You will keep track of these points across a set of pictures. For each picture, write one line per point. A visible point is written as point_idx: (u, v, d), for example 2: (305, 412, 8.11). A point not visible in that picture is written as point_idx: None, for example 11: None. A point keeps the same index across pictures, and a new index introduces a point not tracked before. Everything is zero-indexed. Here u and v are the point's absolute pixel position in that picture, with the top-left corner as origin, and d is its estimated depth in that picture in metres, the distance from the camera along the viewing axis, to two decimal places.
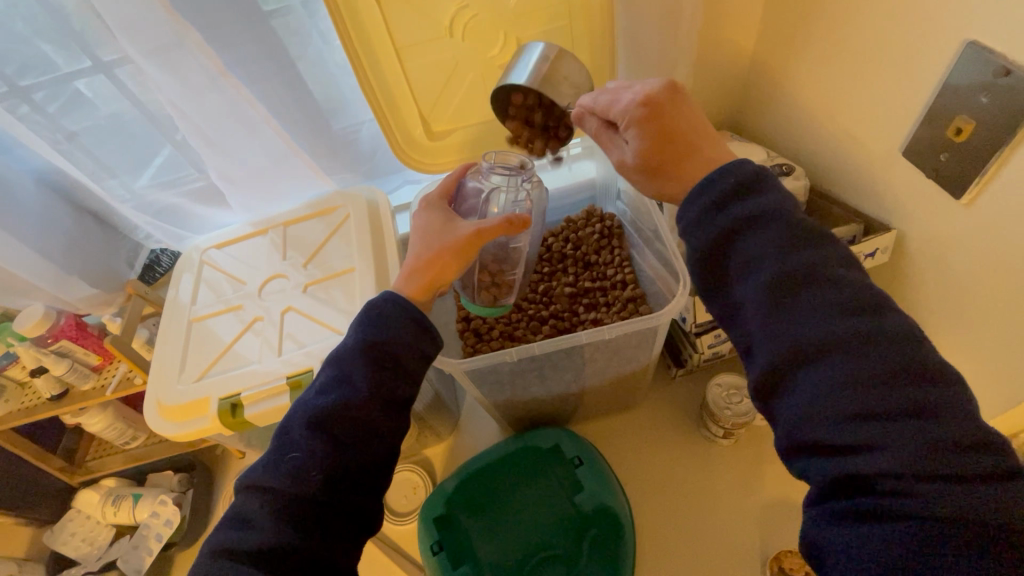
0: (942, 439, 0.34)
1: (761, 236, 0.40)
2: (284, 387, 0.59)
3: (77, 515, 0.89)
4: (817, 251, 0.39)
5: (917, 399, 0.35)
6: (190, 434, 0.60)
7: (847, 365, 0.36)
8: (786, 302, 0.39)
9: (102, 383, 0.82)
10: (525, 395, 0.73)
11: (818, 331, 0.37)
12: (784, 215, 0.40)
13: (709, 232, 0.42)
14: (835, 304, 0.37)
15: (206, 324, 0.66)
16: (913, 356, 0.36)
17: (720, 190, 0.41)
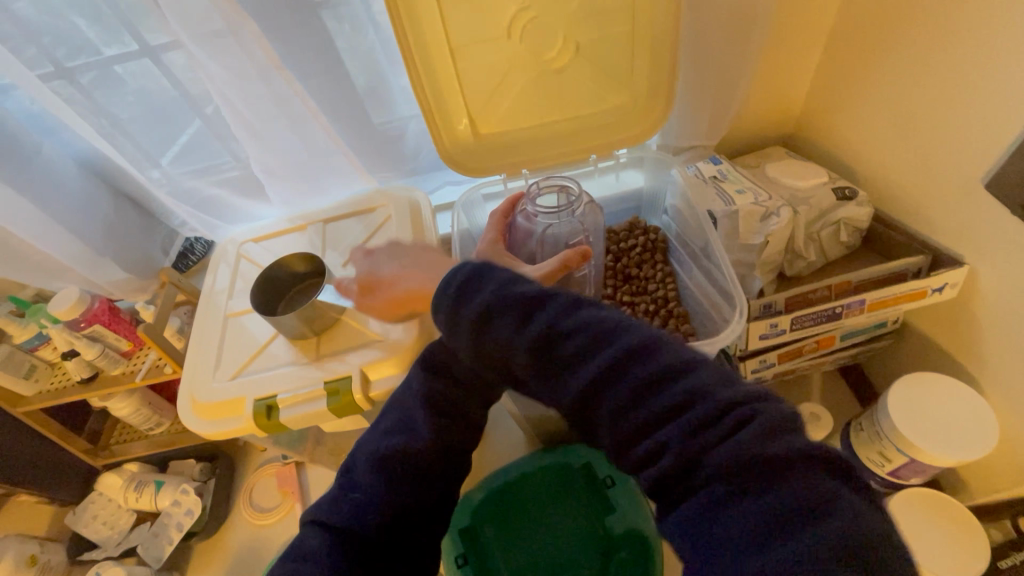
0: (714, 415, 0.34)
1: (501, 321, 0.42)
2: (322, 391, 0.57)
3: (99, 498, 0.89)
4: (554, 297, 0.41)
5: (680, 391, 0.35)
6: (225, 435, 0.58)
7: (626, 413, 0.36)
8: (551, 351, 0.40)
9: (131, 369, 0.82)
10: (560, 410, 0.71)
11: (603, 390, 0.38)
12: (511, 287, 0.42)
13: (466, 340, 0.43)
14: (591, 334, 0.39)
15: (240, 320, 0.64)
16: (667, 358, 0.37)
17: (448, 304, 0.44)
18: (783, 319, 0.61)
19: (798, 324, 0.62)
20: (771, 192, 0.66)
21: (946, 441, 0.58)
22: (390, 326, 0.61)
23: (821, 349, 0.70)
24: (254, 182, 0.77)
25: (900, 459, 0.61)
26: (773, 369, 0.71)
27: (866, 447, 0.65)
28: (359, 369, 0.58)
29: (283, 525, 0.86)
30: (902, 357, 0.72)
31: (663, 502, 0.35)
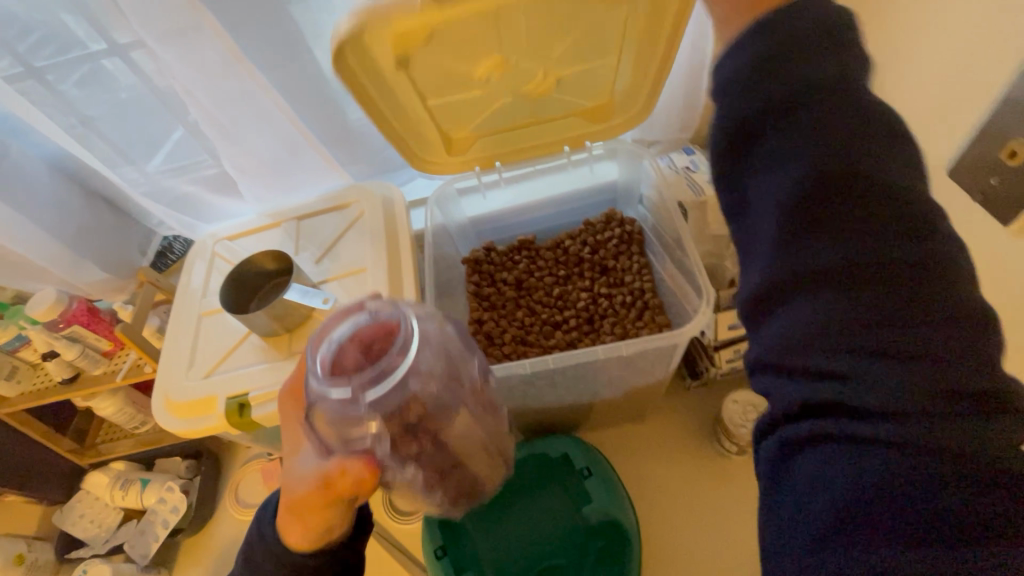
0: (958, 390, 0.31)
1: (784, 93, 0.34)
2: (293, 388, 0.57)
3: (86, 497, 0.90)
4: (866, 169, 0.33)
5: (932, 345, 0.31)
6: (198, 433, 0.58)
7: (879, 341, 0.32)
8: (805, 198, 0.33)
9: (112, 369, 0.82)
10: (536, 403, 0.72)
11: (867, 324, 0.32)
12: (833, 73, 0.33)
13: (740, 90, 0.35)
14: (863, 234, 0.32)
15: (214, 318, 0.65)
16: (938, 314, 0.31)
17: (758, 35, 0.35)
18: None
19: None
20: None
21: None
22: None
23: None
24: (229, 178, 0.77)
25: None
26: None
27: None
28: None
29: None
30: None
31: (808, 439, 0.33)
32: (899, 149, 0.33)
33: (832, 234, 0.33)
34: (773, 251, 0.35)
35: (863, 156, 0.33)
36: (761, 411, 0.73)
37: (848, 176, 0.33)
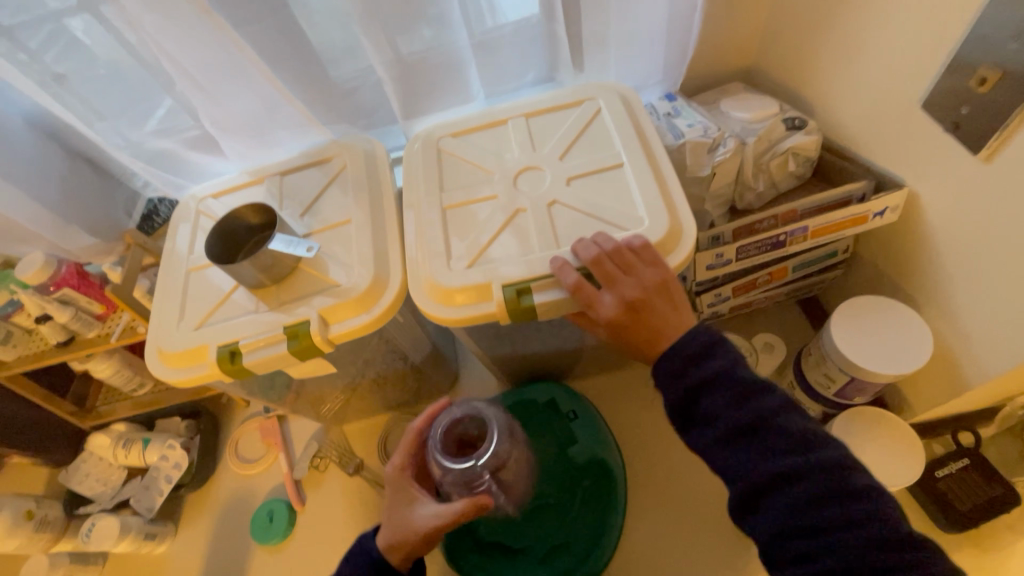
0: (871, 511, 0.43)
1: (735, 461, 0.47)
2: (282, 336, 0.59)
3: (90, 457, 0.92)
4: (795, 455, 0.45)
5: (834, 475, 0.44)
6: (193, 381, 0.60)
7: (769, 463, 0.45)
8: (760, 511, 0.46)
9: (106, 331, 0.84)
10: (525, 349, 0.75)
11: (727, 429, 0.47)
12: (735, 370, 0.48)
13: (681, 386, 0.49)
14: (811, 493, 0.44)
15: (202, 274, 0.65)
16: (842, 474, 0.44)
17: (680, 357, 0.50)
18: (728, 249, 0.62)
19: (745, 254, 0.63)
20: (721, 124, 0.66)
21: (886, 360, 0.60)
22: (349, 273, 0.61)
23: (773, 280, 0.73)
24: (211, 137, 0.76)
25: (843, 379, 0.65)
26: (727, 303, 0.74)
27: (814, 369, 0.69)
28: (316, 313, 0.59)
29: (270, 474, 0.90)
30: (853, 285, 0.75)
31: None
32: (807, 423, 0.47)
33: (772, 484, 0.45)
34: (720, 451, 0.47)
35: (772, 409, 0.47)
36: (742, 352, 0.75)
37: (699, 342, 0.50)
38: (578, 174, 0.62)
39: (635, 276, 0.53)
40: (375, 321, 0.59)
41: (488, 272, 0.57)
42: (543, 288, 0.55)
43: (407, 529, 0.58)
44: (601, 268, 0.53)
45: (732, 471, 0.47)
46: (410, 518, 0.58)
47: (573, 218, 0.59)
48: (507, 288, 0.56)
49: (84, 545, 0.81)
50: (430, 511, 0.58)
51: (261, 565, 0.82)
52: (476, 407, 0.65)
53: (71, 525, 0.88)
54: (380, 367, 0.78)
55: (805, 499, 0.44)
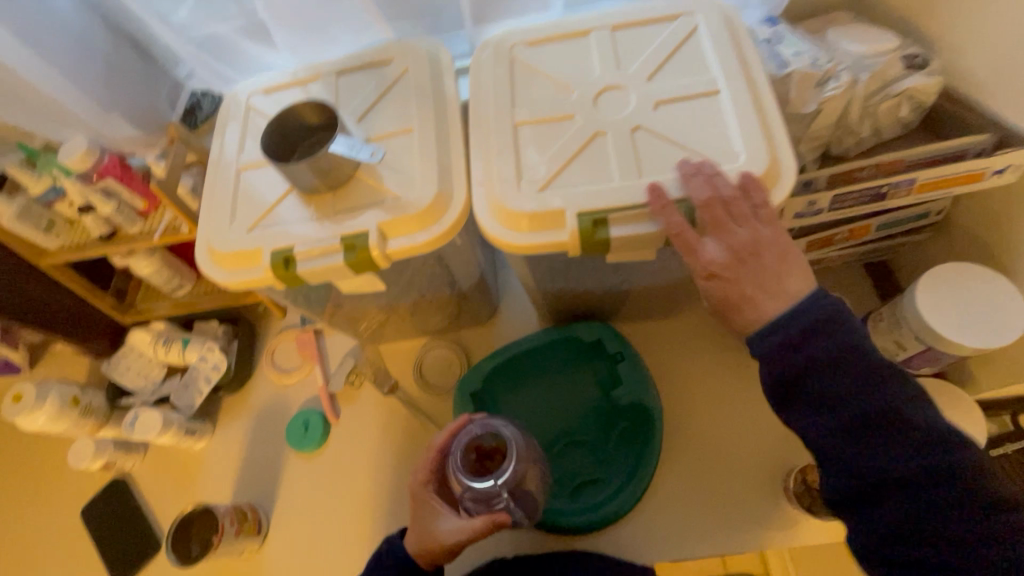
0: (996, 525, 0.43)
1: (852, 448, 0.47)
2: (337, 246, 0.56)
3: (131, 351, 0.93)
4: (922, 456, 0.45)
5: (963, 480, 0.44)
6: (245, 285, 0.58)
7: (892, 456, 0.46)
8: (865, 503, 0.47)
9: (149, 229, 0.82)
10: (578, 286, 0.72)
11: (848, 417, 0.47)
12: (862, 356, 0.47)
13: (800, 362, 0.48)
14: (938, 495, 0.44)
15: (252, 175, 0.62)
16: (971, 481, 0.44)
17: (799, 331, 0.48)
18: (822, 198, 0.58)
19: (839, 205, 0.59)
20: (830, 56, 0.59)
21: (969, 330, 0.57)
22: (409, 187, 0.57)
23: (852, 238, 0.68)
24: (261, 26, 0.70)
25: (915, 348, 0.61)
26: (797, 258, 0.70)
27: (884, 336, 0.65)
28: (375, 225, 0.56)
29: (305, 385, 0.91)
30: (938, 250, 0.70)
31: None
32: (936, 419, 0.47)
33: (887, 481, 0.46)
34: (837, 436, 0.47)
35: (899, 402, 0.46)
36: None
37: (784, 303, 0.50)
38: (667, 98, 0.56)
39: (699, 242, 0.50)
40: (432, 241, 0.56)
41: (561, 199, 0.53)
42: (622, 220, 0.51)
43: (433, 542, 0.59)
44: (691, 218, 0.50)
45: (848, 456, 0.47)
46: (435, 534, 0.59)
47: (659, 147, 0.54)
48: (581, 217, 0.52)
49: (128, 433, 0.84)
50: (453, 527, 0.58)
51: (297, 469, 0.85)
52: (494, 425, 0.61)
53: (114, 414, 0.91)
54: (426, 290, 0.76)
55: (930, 499, 0.44)
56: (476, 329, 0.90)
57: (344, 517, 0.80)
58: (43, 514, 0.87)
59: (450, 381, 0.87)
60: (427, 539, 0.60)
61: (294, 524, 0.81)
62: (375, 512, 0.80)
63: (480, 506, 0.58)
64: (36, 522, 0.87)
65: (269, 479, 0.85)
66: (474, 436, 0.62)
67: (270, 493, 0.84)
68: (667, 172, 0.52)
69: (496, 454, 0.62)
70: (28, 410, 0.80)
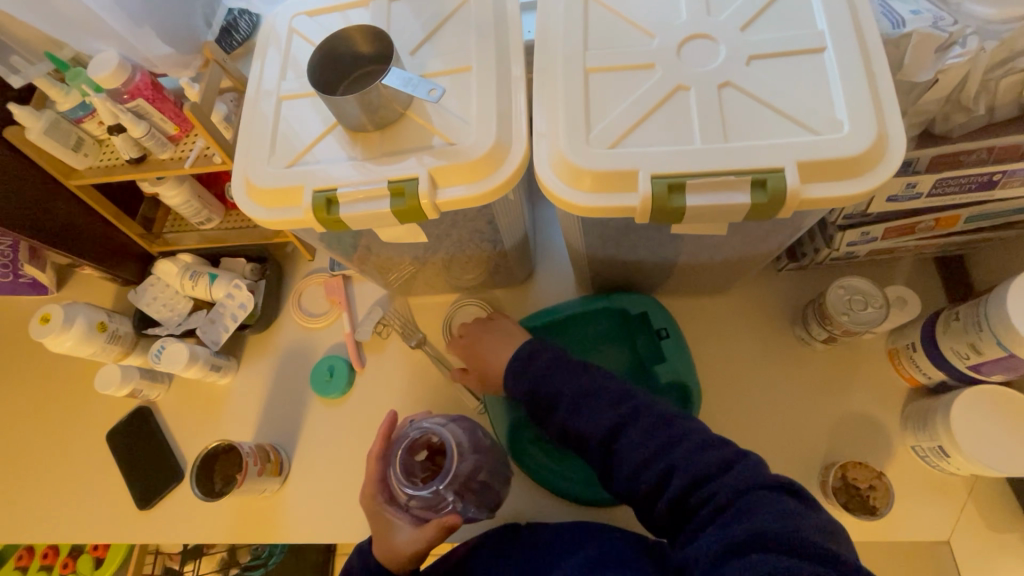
0: (732, 467, 0.52)
1: (620, 441, 0.58)
2: (384, 192, 0.52)
3: (158, 282, 0.92)
4: (653, 426, 0.57)
5: (695, 441, 0.55)
6: (283, 225, 0.55)
7: (640, 441, 0.57)
8: (645, 489, 0.55)
9: (180, 156, 0.78)
10: (629, 255, 0.67)
11: (605, 425, 0.59)
12: (604, 379, 0.63)
13: (564, 386, 0.63)
14: (686, 459, 0.54)
15: (295, 107, 0.57)
16: (700, 441, 0.55)
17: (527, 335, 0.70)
18: (923, 181, 0.54)
19: (939, 190, 0.55)
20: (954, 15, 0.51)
21: None
22: (465, 132, 0.52)
23: (936, 229, 0.62)
24: None
25: (994, 353, 0.57)
26: (871, 245, 0.65)
27: (955, 338, 0.61)
28: (426, 171, 0.52)
29: (331, 331, 0.89)
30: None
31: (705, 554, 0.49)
32: (665, 410, 0.59)
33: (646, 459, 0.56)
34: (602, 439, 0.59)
35: (637, 400, 0.60)
36: (870, 302, 0.66)
37: (546, 366, 0.66)
38: (762, 53, 0.50)
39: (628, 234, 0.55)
40: (486, 194, 0.52)
41: (637, 158, 0.48)
42: (701, 188, 0.46)
43: (394, 554, 0.60)
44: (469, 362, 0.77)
45: (622, 455, 0.57)
46: (394, 546, 0.60)
47: (749, 108, 0.48)
48: (656, 180, 0.47)
49: (155, 365, 0.83)
50: (407, 536, 0.60)
51: (320, 414, 0.84)
52: (430, 427, 0.64)
53: (140, 342, 0.90)
54: (465, 245, 0.72)
55: (678, 461, 0.54)
56: (510, 290, 0.86)
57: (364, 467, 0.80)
58: (70, 434, 0.88)
59: None
60: (389, 551, 0.60)
61: (315, 468, 0.81)
62: None
63: (433, 502, 0.60)
64: (63, 441, 0.88)
65: (290, 422, 0.85)
66: (412, 441, 0.64)
67: (291, 435, 0.84)
68: (757, 139, 0.47)
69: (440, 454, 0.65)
70: (54, 332, 0.79)
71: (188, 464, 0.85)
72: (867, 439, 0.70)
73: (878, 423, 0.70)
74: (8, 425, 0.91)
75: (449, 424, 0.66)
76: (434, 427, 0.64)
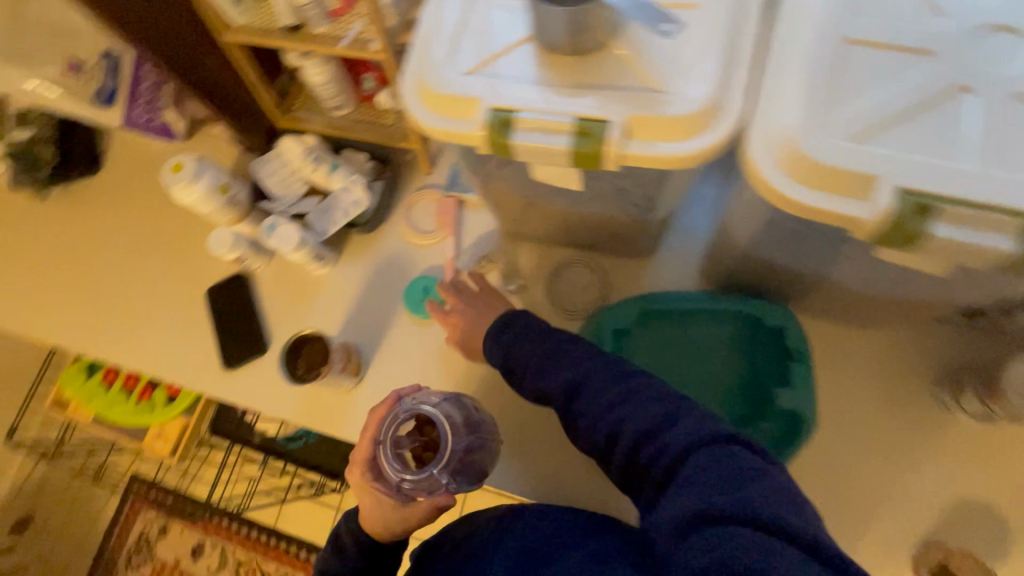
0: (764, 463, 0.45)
1: (652, 432, 0.50)
2: (569, 129, 0.46)
3: (277, 157, 0.91)
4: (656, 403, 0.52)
5: (714, 429, 0.49)
6: (446, 138, 0.50)
7: (650, 421, 0.51)
8: (670, 477, 0.48)
9: (334, 33, 0.74)
10: (790, 263, 0.60)
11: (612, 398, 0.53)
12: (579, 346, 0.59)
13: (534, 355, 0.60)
14: (706, 442, 0.48)
15: (487, 8, 0.51)
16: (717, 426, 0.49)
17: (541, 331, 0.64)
18: None
19: None
20: None
21: None
22: (676, 82, 0.45)
23: None
24: None
25: None
26: None
27: None
28: (620, 118, 0.45)
29: (434, 251, 0.87)
30: None
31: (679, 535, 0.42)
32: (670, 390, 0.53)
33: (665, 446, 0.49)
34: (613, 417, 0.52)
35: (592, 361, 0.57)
36: None
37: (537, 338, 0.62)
38: None
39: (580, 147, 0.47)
40: (681, 160, 0.46)
41: (885, 163, 0.40)
42: (959, 218, 0.38)
43: (385, 527, 0.61)
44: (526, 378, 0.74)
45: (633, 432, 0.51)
46: (385, 522, 0.61)
47: None
48: (903, 196, 0.39)
49: (265, 239, 0.85)
50: (398, 516, 0.60)
51: (404, 330, 0.84)
52: (423, 409, 0.62)
53: (251, 212, 0.90)
54: (608, 204, 0.66)
55: (696, 446, 0.47)
56: (626, 261, 0.81)
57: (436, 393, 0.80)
58: (175, 281, 0.93)
59: (579, 304, 0.80)
60: (378, 524, 0.61)
61: (388, 380, 0.82)
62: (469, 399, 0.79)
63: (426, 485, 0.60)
64: (167, 285, 0.93)
65: (374, 329, 0.85)
66: (400, 422, 0.62)
67: (372, 341, 0.84)
68: None
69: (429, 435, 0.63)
70: (183, 182, 0.81)
71: (273, 339, 0.87)
72: (984, 531, 0.63)
73: (1004, 519, 0.63)
74: (122, 256, 0.96)
75: (443, 407, 0.63)
76: (427, 410, 0.62)
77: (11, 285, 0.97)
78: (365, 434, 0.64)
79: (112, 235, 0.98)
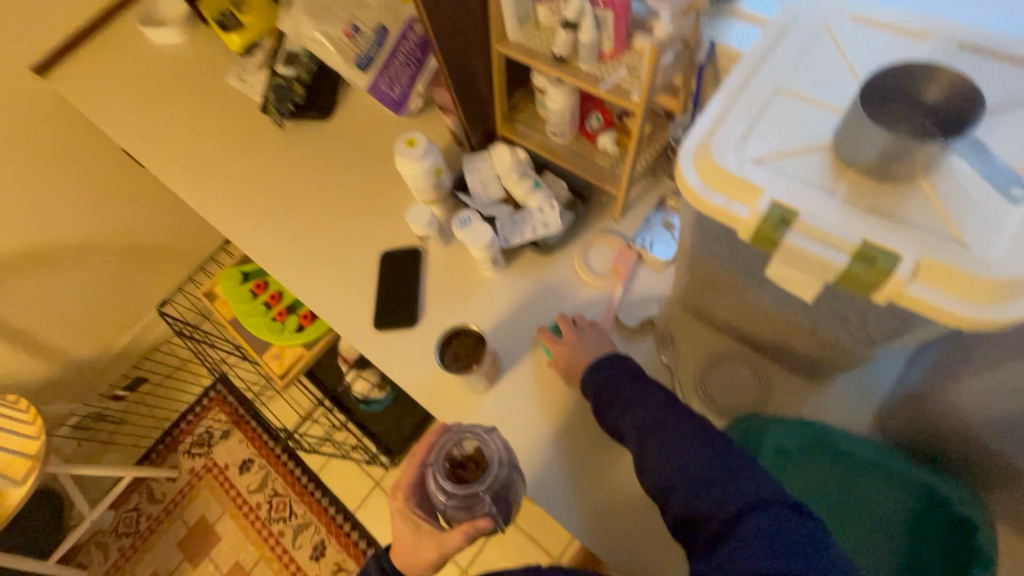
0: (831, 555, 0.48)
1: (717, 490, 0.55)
2: (852, 250, 0.45)
3: (488, 160, 0.97)
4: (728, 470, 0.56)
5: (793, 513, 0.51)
6: (711, 212, 0.51)
7: (723, 492, 0.54)
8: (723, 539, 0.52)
9: (597, 74, 0.78)
10: (1015, 448, 0.57)
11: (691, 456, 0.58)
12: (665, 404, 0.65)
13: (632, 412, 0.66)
14: (778, 518, 0.51)
15: (794, 106, 0.52)
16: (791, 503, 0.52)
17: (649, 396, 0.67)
18: None
19: None
20: None
21: None
22: (986, 243, 0.43)
23: None
24: None
25: None
26: None
27: None
28: (914, 256, 0.44)
29: (600, 295, 0.88)
30: None
31: None
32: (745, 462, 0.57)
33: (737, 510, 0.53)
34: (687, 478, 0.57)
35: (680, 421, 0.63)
36: None
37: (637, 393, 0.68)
38: None
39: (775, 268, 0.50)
40: (966, 321, 0.43)
41: None
42: None
43: (422, 557, 0.64)
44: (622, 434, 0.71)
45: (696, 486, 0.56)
46: (425, 552, 0.63)
47: None
48: None
49: (455, 228, 0.90)
50: (437, 541, 0.63)
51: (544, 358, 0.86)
52: (468, 435, 0.65)
53: (446, 199, 0.97)
54: (818, 322, 0.63)
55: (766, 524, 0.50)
56: (795, 378, 0.77)
57: (559, 429, 0.81)
58: (360, 233, 1.02)
59: (731, 400, 0.77)
60: (420, 557, 0.64)
61: (517, 397, 0.84)
62: (589, 447, 0.79)
63: (471, 506, 0.62)
64: (352, 234, 1.02)
65: (519, 344, 0.87)
66: (445, 445, 0.65)
67: (513, 354, 0.87)
68: None
69: (473, 464, 0.65)
70: (411, 156, 0.89)
71: (424, 317, 0.93)
72: None
73: None
74: (324, 197, 1.07)
75: (488, 432, 0.65)
76: (472, 437, 0.65)
77: (228, 189, 1.12)
78: (413, 460, 0.68)
79: (322, 176, 1.10)
